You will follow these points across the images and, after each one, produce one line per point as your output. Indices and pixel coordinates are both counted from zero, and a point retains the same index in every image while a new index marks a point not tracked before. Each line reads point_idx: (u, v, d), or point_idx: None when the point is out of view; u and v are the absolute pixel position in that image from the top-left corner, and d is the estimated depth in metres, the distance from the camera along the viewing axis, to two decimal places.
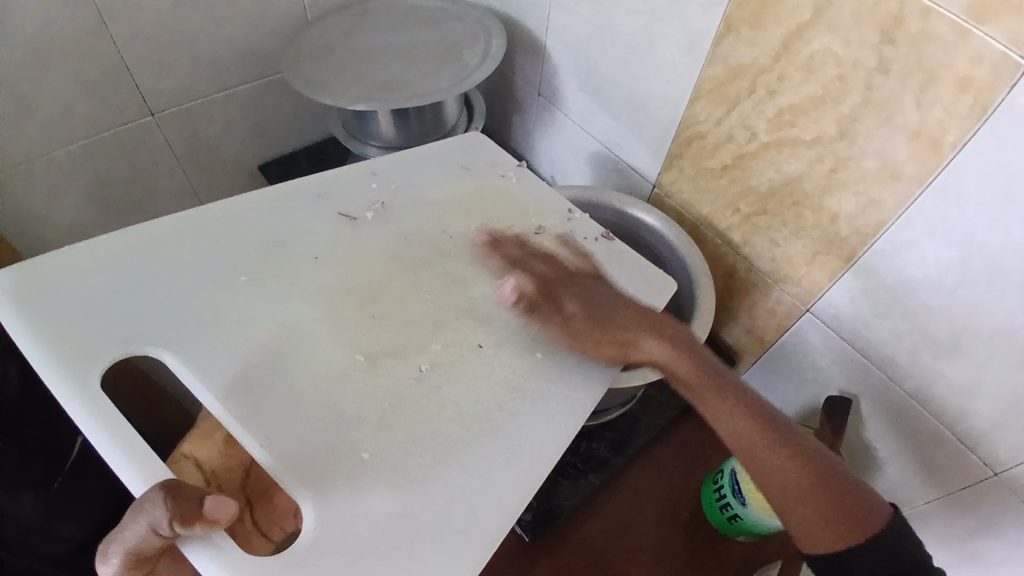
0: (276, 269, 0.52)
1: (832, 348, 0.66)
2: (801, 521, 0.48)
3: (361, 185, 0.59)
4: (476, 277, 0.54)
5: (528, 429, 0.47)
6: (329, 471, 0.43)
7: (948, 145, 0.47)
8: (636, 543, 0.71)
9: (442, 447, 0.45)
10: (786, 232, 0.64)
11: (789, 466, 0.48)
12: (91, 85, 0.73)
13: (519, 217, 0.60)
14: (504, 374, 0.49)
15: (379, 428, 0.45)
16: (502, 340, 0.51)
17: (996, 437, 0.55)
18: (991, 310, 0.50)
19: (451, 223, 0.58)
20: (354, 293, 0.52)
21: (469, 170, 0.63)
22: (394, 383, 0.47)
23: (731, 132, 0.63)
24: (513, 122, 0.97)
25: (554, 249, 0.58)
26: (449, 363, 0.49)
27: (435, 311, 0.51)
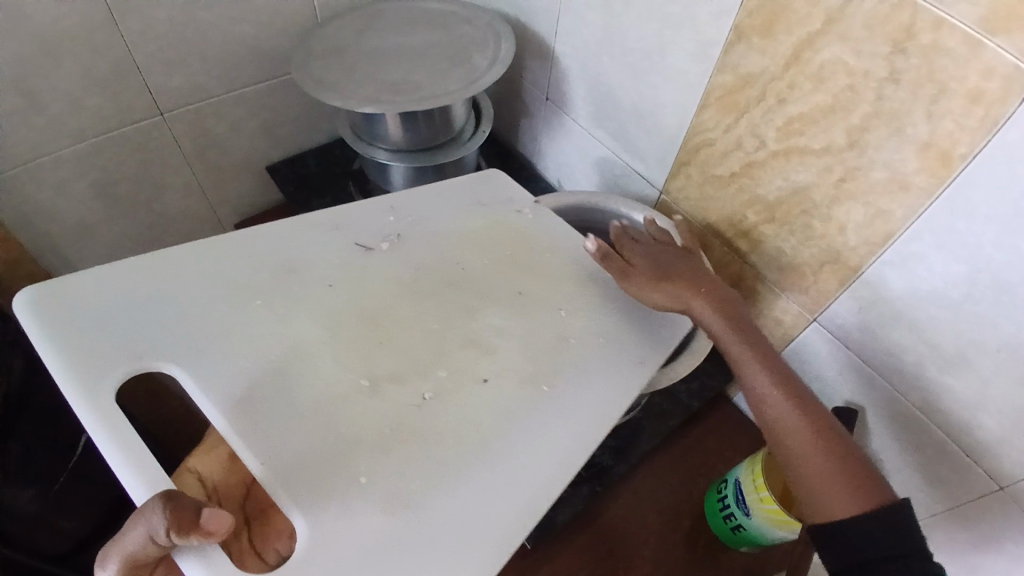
0: (286, 291, 0.53)
1: (838, 358, 0.66)
2: (813, 484, 0.47)
3: (375, 218, 0.60)
4: (484, 312, 0.55)
5: (524, 460, 0.47)
6: (321, 484, 0.43)
7: (958, 157, 0.47)
8: (637, 551, 0.70)
9: (437, 472, 0.45)
10: (793, 241, 0.63)
11: (807, 421, 0.49)
12: (101, 83, 0.73)
13: (531, 254, 0.60)
14: (506, 406, 0.49)
15: (375, 449, 0.45)
16: (505, 371, 0.51)
17: (1001, 452, 0.55)
18: (998, 324, 0.50)
19: (463, 257, 0.59)
20: (360, 318, 0.52)
21: (485, 207, 0.64)
22: (396, 408, 0.47)
23: (740, 140, 0.63)
24: (521, 126, 0.97)
25: (565, 284, 0.58)
26: (452, 391, 0.49)
27: (441, 340, 0.52)
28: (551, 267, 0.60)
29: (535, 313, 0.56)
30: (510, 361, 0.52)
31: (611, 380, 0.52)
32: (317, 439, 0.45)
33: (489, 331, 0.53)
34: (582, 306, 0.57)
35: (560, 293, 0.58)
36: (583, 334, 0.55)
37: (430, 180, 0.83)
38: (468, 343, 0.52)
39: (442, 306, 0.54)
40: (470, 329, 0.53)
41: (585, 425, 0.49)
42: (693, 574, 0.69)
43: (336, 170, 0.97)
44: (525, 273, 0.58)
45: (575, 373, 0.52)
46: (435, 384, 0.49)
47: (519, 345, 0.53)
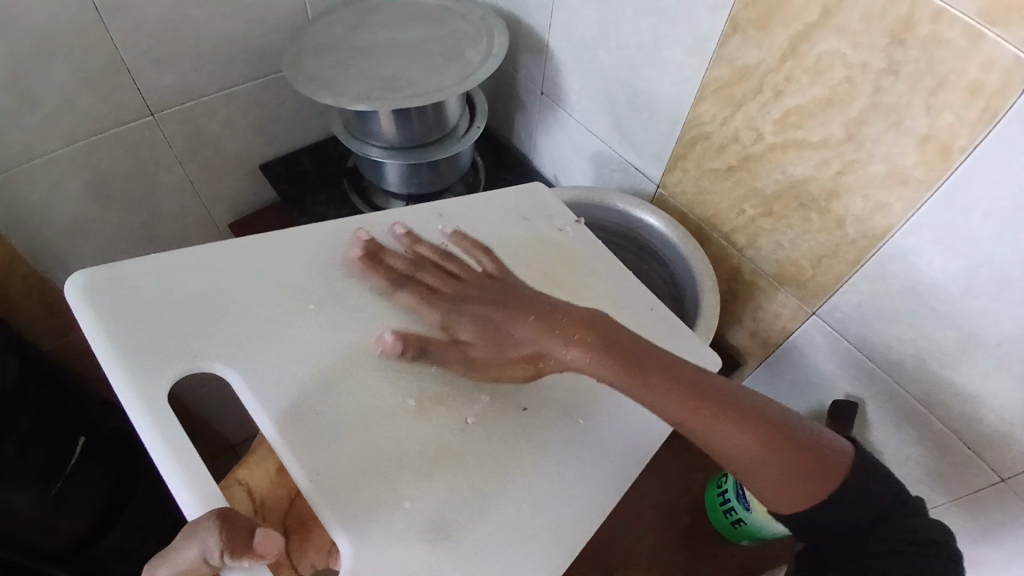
0: (331, 298, 0.50)
1: (837, 352, 0.65)
2: (767, 488, 0.46)
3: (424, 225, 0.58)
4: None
5: (564, 490, 0.46)
6: (370, 497, 0.41)
7: (958, 151, 0.46)
8: (636, 546, 0.70)
9: (476, 501, 0.43)
10: (792, 235, 0.63)
11: (742, 438, 0.45)
12: (91, 83, 0.72)
13: (578, 275, 0.59)
14: (545, 438, 0.47)
15: (418, 473, 0.43)
16: (546, 400, 0.50)
17: (1003, 445, 0.54)
18: (998, 318, 0.50)
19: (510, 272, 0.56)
20: (402, 336, 0.50)
21: (528, 220, 0.62)
22: (440, 431, 0.45)
23: (736, 133, 0.62)
24: (516, 121, 0.96)
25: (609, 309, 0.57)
26: (495, 418, 0.47)
27: None
28: (596, 292, 0.58)
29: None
30: (552, 389, 0.50)
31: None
32: (341, 455, 0.43)
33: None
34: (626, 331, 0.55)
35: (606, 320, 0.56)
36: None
37: (425, 177, 0.82)
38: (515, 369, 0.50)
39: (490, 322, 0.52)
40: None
41: (619, 457, 0.48)
42: (692, 568, 0.69)
43: (330, 167, 0.96)
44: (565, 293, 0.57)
45: (617, 403, 0.50)
46: (486, 409, 0.48)
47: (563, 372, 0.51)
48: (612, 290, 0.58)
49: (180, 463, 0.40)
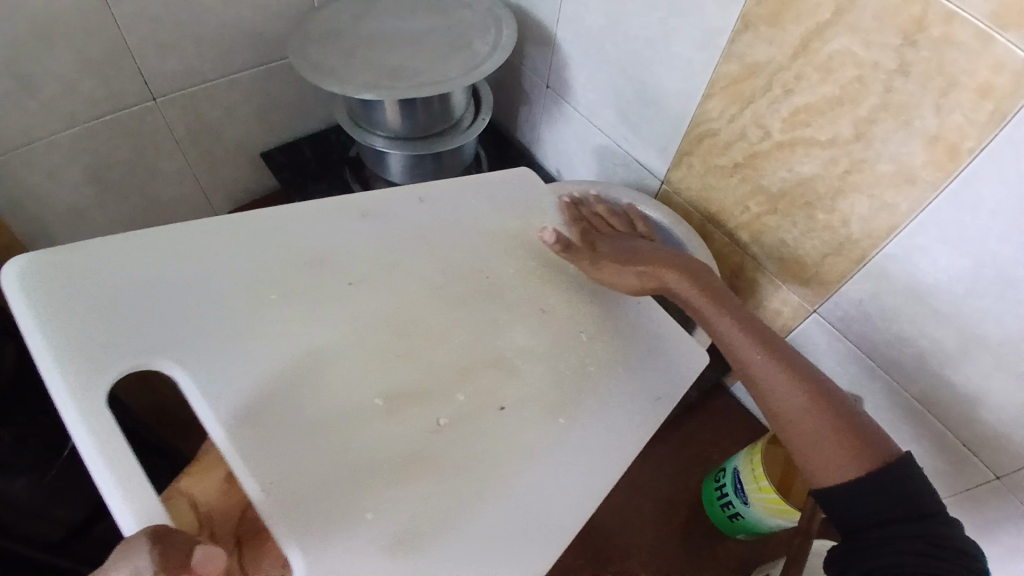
0: (314, 295, 0.49)
1: (838, 350, 0.66)
2: (804, 445, 0.47)
3: (413, 216, 0.57)
4: (504, 332, 0.52)
5: (537, 498, 0.45)
6: (336, 504, 0.41)
7: (966, 152, 0.47)
8: (634, 538, 0.71)
9: (444, 510, 0.43)
10: (796, 233, 0.63)
11: (791, 382, 0.49)
12: (94, 66, 0.71)
13: (566, 269, 0.58)
14: (527, 436, 0.47)
15: (388, 481, 0.43)
16: (524, 398, 0.49)
17: (1002, 445, 0.55)
18: (1000, 319, 0.50)
19: (486, 265, 0.56)
20: (382, 330, 0.49)
21: (517, 208, 0.61)
22: (414, 433, 0.45)
23: (744, 130, 0.62)
24: (519, 114, 0.96)
25: (594, 305, 0.56)
26: (476, 417, 0.47)
27: (467, 357, 0.50)
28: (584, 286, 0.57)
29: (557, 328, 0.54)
30: (533, 383, 0.50)
31: (626, 407, 0.51)
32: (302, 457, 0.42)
33: (511, 349, 0.51)
34: (610, 331, 0.55)
35: (592, 317, 0.55)
36: (609, 359, 0.53)
37: (429, 167, 0.82)
38: (497, 366, 0.50)
39: (467, 318, 0.52)
40: (492, 346, 0.51)
41: (603, 464, 0.48)
42: (689, 561, 0.70)
43: (331, 156, 0.95)
44: (551, 287, 0.56)
45: (598, 404, 0.51)
46: (458, 407, 0.48)
47: (548, 369, 0.51)
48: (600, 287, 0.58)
49: (123, 477, 0.37)
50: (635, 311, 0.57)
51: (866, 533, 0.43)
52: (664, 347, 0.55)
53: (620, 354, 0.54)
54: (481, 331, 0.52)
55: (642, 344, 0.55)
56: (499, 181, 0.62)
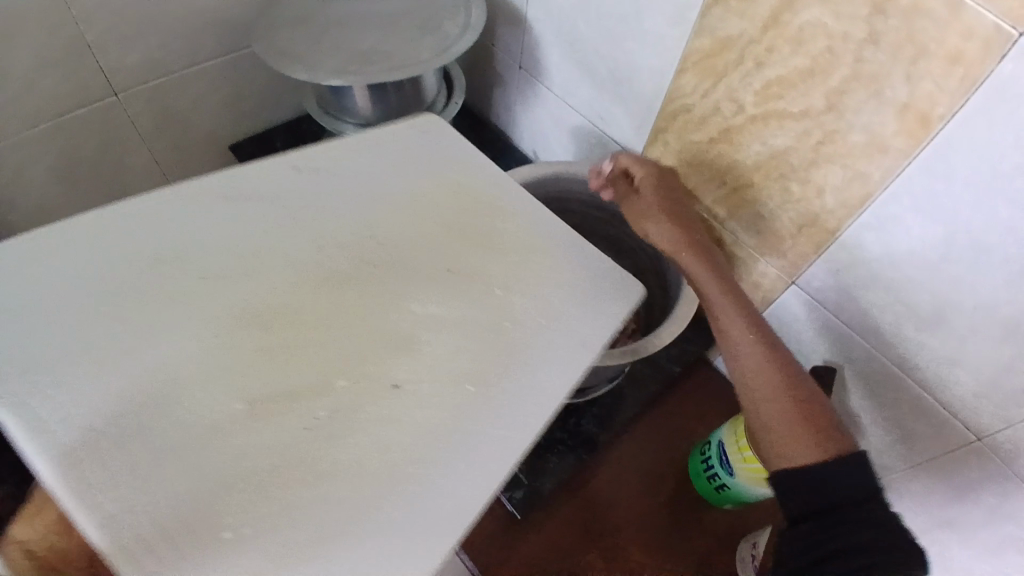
0: (164, 297, 0.45)
1: (816, 320, 0.67)
2: (773, 426, 0.51)
3: (282, 185, 0.53)
4: (401, 304, 0.48)
5: (439, 484, 0.41)
6: (185, 532, 0.37)
7: (937, 119, 0.47)
8: (624, 512, 0.72)
9: (331, 508, 0.39)
10: (772, 206, 0.64)
11: (770, 362, 0.53)
12: (52, 63, 0.69)
13: (478, 219, 0.54)
14: (429, 417, 0.43)
15: (257, 493, 0.39)
16: (422, 374, 0.45)
17: (977, 405, 0.57)
18: (974, 283, 0.51)
19: (378, 230, 0.52)
20: (249, 323, 0.46)
21: (416, 163, 0.56)
22: (288, 433, 0.41)
23: (718, 105, 0.62)
24: (493, 96, 0.95)
25: (510, 257, 0.52)
26: (358, 406, 0.43)
27: (354, 337, 0.46)
28: (503, 238, 0.53)
29: (451, 296, 0.49)
30: (437, 353, 0.46)
31: (536, 376, 0.46)
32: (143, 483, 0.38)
33: (410, 323, 0.47)
34: (529, 284, 0.50)
35: (511, 269, 0.51)
36: (526, 316, 0.48)
37: None
38: (395, 345, 0.46)
39: (346, 301, 0.47)
40: (384, 323, 0.47)
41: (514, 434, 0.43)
42: (678, 531, 0.71)
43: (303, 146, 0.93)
44: (459, 246, 0.51)
45: (520, 365, 0.46)
46: (327, 390, 0.43)
47: (453, 339, 0.47)
48: (517, 233, 0.53)
49: None
50: (549, 255, 0.52)
51: (844, 510, 0.47)
52: (598, 293, 0.51)
53: (545, 306, 0.49)
54: (362, 312, 0.47)
55: (563, 291, 0.50)
56: (391, 136, 0.58)
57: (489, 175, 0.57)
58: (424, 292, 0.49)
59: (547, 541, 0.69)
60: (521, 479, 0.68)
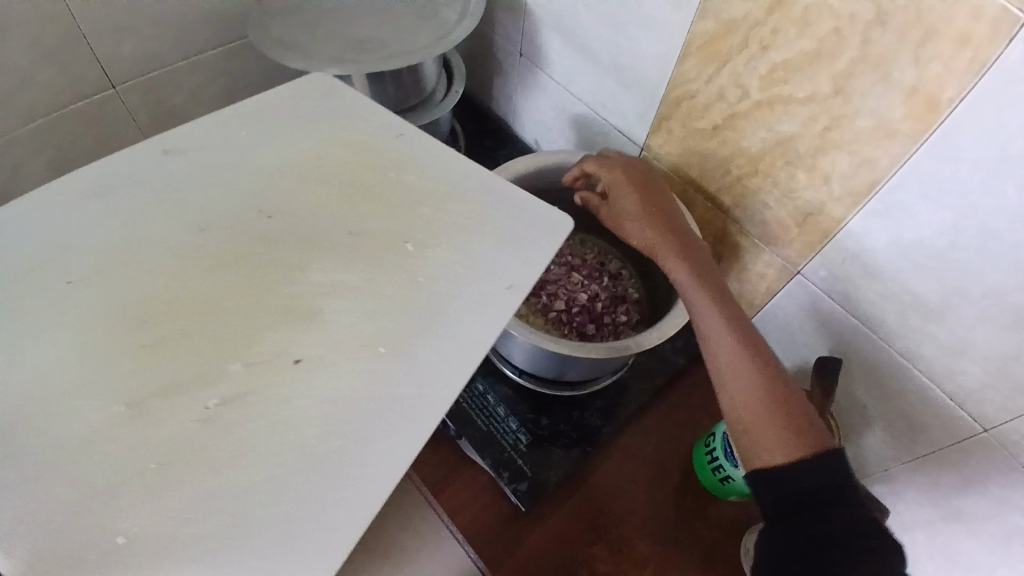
0: (36, 302, 0.43)
1: (822, 310, 0.66)
2: (753, 425, 0.50)
3: (156, 167, 0.51)
4: (301, 271, 0.47)
5: (352, 455, 0.40)
6: (64, 546, 0.36)
7: (945, 103, 0.46)
8: (629, 505, 0.71)
9: (230, 500, 0.38)
10: (777, 194, 0.63)
11: (743, 355, 0.52)
12: (49, 55, 0.68)
13: (376, 176, 0.53)
14: (337, 389, 0.42)
15: (148, 492, 0.38)
16: (324, 347, 0.44)
17: (984, 396, 0.56)
18: (982, 270, 0.50)
19: (270, 200, 0.51)
20: (130, 315, 0.44)
21: (305, 135, 0.55)
22: (174, 426, 0.40)
23: (722, 91, 0.61)
24: (494, 85, 0.94)
25: (427, 212, 0.51)
26: (261, 380, 0.42)
27: (245, 315, 0.45)
28: (411, 193, 0.52)
29: (344, 263, 0.48)
30: (339, 312, 0.45)
31: (449, 330, 0.45)
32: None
33: (309, 291, 0.46)
34: (443, 237, 0.50)
35: (424, 224, 0.50)
36: (436, 270, 0.48)
37: None
38: (299, 312, 0.45)
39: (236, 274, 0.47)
40: (280, 294, 0.46)
41: (428, 383, 0.43)
42: (683, 525, 0.70)
43: None
44: (367, 210, 0.51)
45: (436, 318, 0.46)
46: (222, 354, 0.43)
47: (357, 296, 0.46)
48: (416, 184, 0.53)
49: None
50: (472, 203, 0.52)
51: (820, 516, 0.45)
52: (515, 234, 0.51)
53: (459, 257, 0.49)
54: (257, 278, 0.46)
55: (481, 236, 0.50)
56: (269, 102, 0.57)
57: (390, 137, 0.56)
58: (330, 255, 0.48)
59: (551, 533, 0.69)
60: (525, 472, 0.69)
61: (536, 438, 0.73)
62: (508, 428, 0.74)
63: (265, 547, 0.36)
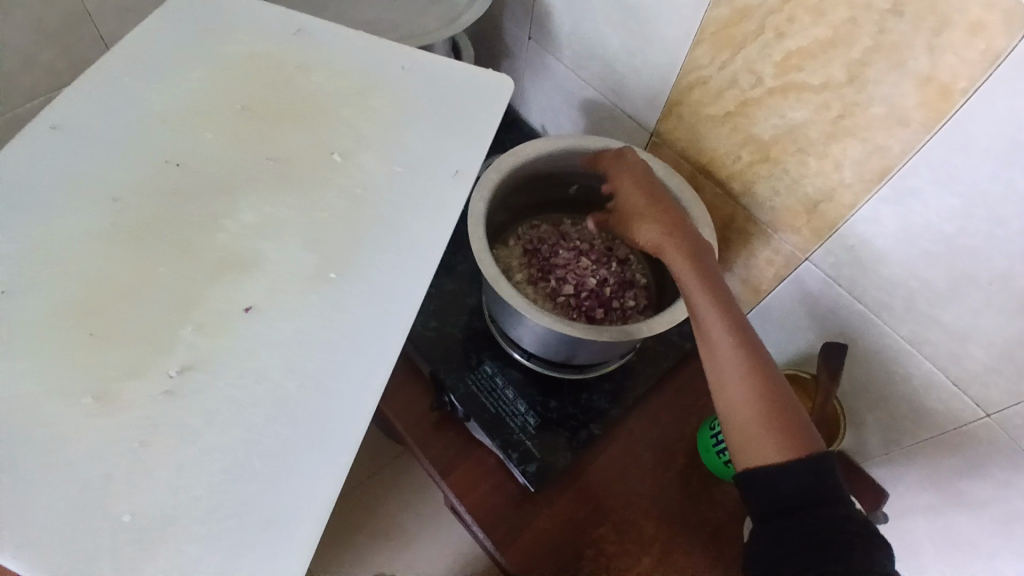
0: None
1: (828, 296, 0.67)
2: (743, 428, 0.51)
3: (64, 157, 0.52)
4: (232, 211, 0.52)
5: (313, 398, 0.45)
6: (71, 531, 0.39)
7: (957, 92, 0.46)
8: (636, 488, 0.72)
9: (214, 464, 0.42)
10: (787, 181, 0.63)
11: (744, 362, 0.52)
12: (55, 34, 0.68)
13: (287, 97, 0.58)
14: (289, 328, 0.47)
15: (140, 472, 0.41)
16: (266, 287, 0.49)
17: (988, 379, 0.57)
18: (989, 256, 0.51)
19: (185, 155, 0.54)
20: (77, 315, 0.46)
21: (204, 96, 0.58)
22: (144, 407, 0.43)
23: (735, 77, 0.61)
24: (501, 68, 0.93)
25: (350, 137, 0.57)
26: (209, 336, 0.46)
27: (191, 275, 0.49)
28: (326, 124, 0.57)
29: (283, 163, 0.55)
30: (270, 219, 0.52)
31: (380, 258, 0.51)
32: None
33: (240, 239, 0.51)
34: (367, 148, 0.56)
35: (349, 146, 0.56)
36: (373, 185, 0.54)
37: None
38: (238, 249, 0.50)
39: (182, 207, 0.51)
40: (214, 249, 0.50)
41: (372, 303, 0.49)
42: (691, 508, 0.71)
43: None
44: (291, 147, 0.56)
45: (374, 231, 0.52)
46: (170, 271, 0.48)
47: (292, 209, 0.53)
48: (326, 86, 0.59)
49: None
50: (388, 125, 0.58)
51: (802, 513, 0.48)
52: (429, 132, 0.58)
53: (388, 158, 0.56)
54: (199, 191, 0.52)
55: (403, 146, 0.57)
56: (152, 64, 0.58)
57: (286, 74, 0.60)
58: (271, 191, 0.53)
59: (559, 515, 0.70)
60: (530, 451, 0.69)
61: (543, 420, 0.72)
62: (520, 409, 0.72)
63: (260, 489, 0.42)
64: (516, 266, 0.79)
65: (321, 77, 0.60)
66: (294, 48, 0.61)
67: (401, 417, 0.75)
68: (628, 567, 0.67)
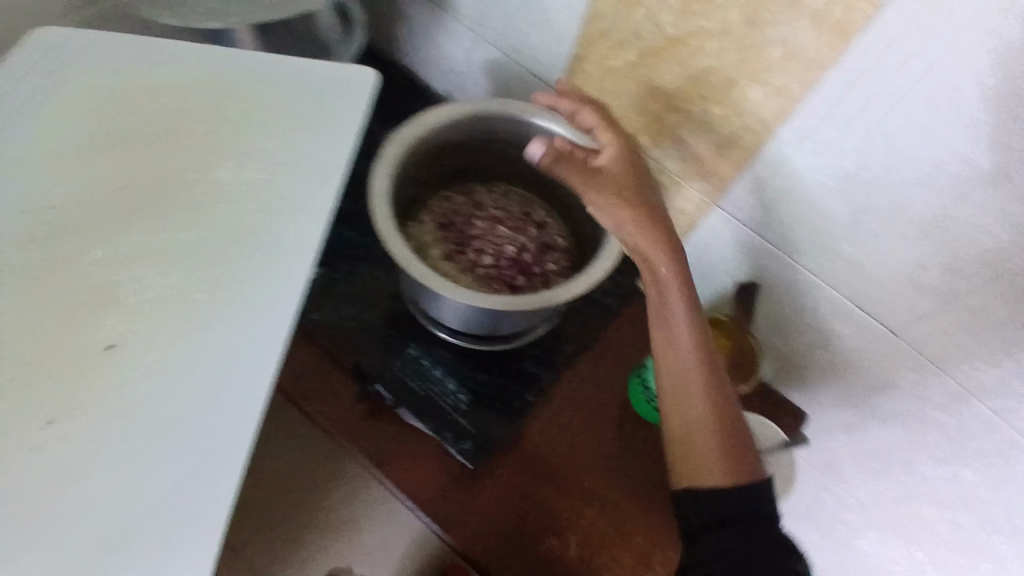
0: None
1: (739, 238, 0.69)
2: (702, 451, 0.52)
3: None
4: (78, 238, 0.47)
5: (200, 425, 0.42)
6: None
7: (853, 27, 0.48)
8: (577, 446, 0.72)
9: (100, 506, 0.40)
10: (693, 129, 0.63)
11: (710, 386, 0.53)
12: None
13: (128, 100, 0.52)
14: (162, 355, 0.44)
15: (13, 524, 0.38)
16: (129, 316, 0.45)
17: (889, 299, 0.61)
18: (887, 183, 0.54)
19: (6, 182, 0.48)
20: None
21: (24, 109, 0.51)
22: (10, 457, 0.40)
23: (636, 27, 0.60)
24: (395, 33, 0.87)
25: (206, 140, 0.52)
26: (70, 381, 0.42)
27: (40, 313, 0.44)
28: (179, 126, 0.52)
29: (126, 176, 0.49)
30: (130, 247, 0.47)
31: (257, 266, 0.48)
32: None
33: (97, 267, 0.46)
34: (228, 149, 0.52)
35: (208, 152, 0.51)
36: (237, 192, 0.50)
37: None
38: (97, 280, 0.45)
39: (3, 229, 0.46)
40: (64, 277, 0.45)
41: (255, 314, 0.46)
42: (630, 457, 0.72)
43: None
44: (139, 159, 0.50)
45: (248, 240, 0.49)
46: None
47: (148, 230, 0.48)
48: (174, 86, 0.54)
49: None
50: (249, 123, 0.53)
51: (743, 520, 0.49)
52: (295, 125, 0.53)
53: (252, 160, 0.52)
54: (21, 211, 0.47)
55: (267, 144, 0.52)
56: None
57: (125, 75, 0.54)
58: (122, 213, 0.48)
59: (502, 484, 0.68)
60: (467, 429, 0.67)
61: (475, 396, 0.70)
62: (444, 390, 0.70)
63: (153, 526, 0.40)
64: (432, 242, 0.75)
65: (167, 74, 0.54)
66: (122, 42, 0.55)
67: (320, 418, 0.70)
68: (572, 524, 0.68)
